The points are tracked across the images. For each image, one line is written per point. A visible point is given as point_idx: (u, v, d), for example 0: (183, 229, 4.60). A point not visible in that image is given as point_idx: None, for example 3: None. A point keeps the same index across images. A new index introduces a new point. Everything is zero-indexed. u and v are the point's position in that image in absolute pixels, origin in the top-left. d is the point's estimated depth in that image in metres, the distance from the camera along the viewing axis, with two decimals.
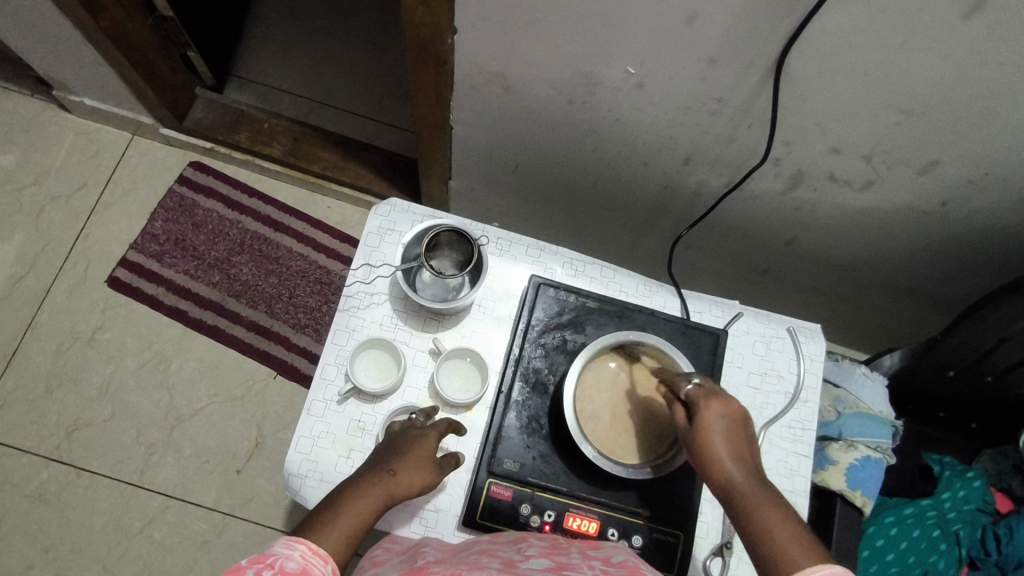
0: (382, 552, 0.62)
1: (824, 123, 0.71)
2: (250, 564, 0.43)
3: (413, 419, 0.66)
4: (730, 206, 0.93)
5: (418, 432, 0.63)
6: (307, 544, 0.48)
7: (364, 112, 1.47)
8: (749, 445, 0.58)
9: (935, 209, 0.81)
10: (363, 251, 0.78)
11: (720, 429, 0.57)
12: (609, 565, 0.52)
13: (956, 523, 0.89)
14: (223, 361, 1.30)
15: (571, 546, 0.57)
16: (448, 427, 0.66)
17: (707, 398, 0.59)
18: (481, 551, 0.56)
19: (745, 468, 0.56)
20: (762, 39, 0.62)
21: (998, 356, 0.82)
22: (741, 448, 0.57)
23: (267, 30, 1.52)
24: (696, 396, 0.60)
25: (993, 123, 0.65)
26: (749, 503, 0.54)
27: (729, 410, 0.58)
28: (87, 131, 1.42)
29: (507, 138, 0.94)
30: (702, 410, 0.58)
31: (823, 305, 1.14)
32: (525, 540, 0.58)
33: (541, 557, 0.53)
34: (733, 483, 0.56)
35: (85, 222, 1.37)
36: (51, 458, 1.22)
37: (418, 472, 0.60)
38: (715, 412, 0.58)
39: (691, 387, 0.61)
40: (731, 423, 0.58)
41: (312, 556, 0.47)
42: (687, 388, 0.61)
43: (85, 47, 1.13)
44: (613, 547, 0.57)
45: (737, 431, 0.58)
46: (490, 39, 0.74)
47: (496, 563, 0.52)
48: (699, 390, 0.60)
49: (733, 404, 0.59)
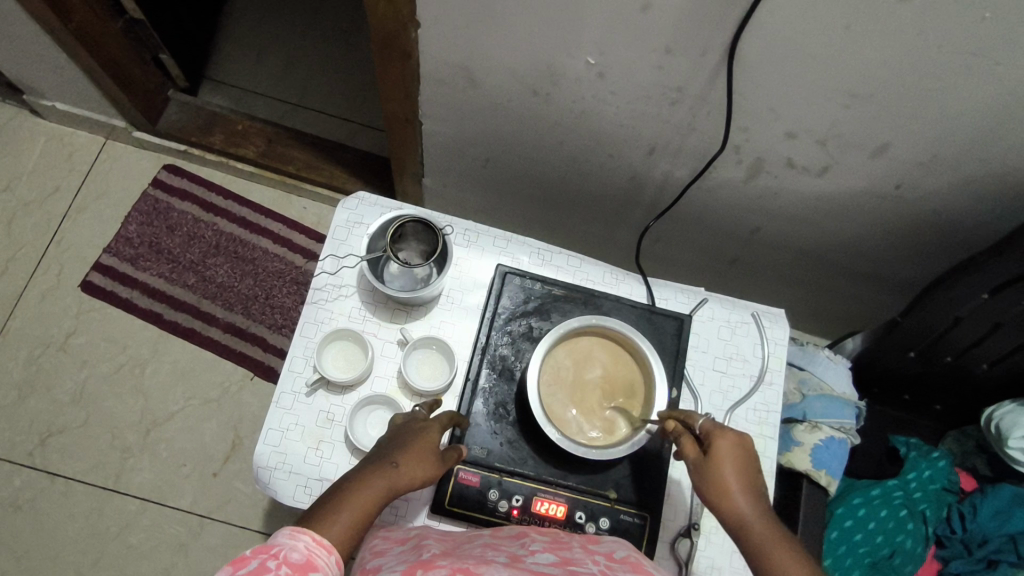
0: (380, 541, 0.60)
1: (778, 108, 0.73)
2: (254, 553, 0.42)
3: (418, 412, 0.65)
4: (695, 195, 0.95)
5: (421, 424, 0.62)
6: (312, 535, 0.47)
7: (339, 113, 1.48)
8: (757, 477, 0.60)
9: (890, 192, 0.83)
10: (330, 244, 0.78)
11: (733, 462, 0.59)
12: (613, 561, 0.52)
13: (922, 502, 0.92)
14: (199, 363, 1.30)
15: (574, 540, 0.57)
16: (451, 421, 0.65)
17: (718, 429, 0.61)
18: (485, 545, 0.56)
19: (755, 502, 0.58)
20: (714, 27, 0.64)
21: (956, 335, 0.85)
22: (751, 485, 0.59)
23: (240, 33, 1.52)
24: (709, 429, 0.61)
25: (937, 106, 0.67)
26: (760, 541, 0.55)
27: (740, 443, 0.60)
28: (57, 135, 1.41)
29: (475, 133, 0.96)
30: (714, 443, 0.60)
31: (792, 294, 1.16)
32: (527, 535, 0.58)
33: (546, 552, 0.53)
34: (743, 514, 0.57)
35: (58, 227, 1.36)
36: (24, 464, 1.20)
37: (422, 464, 0.59)
38: (727, 444, 0.60)
39: (704, 420, 0.62)
40: (741, 456, 0.59)
41: (317, 547, 0.46)
42: (700, 421, 0.62)
43: (53, 49, 1.12)
44: (613, 540, 0.58)
45: (746, 464, 0.59)
46: (452, 32, 0.75)
47: (501, 557, 0.52)
48: (711, 423, 0.62)
49: (745, 436, 0.61)
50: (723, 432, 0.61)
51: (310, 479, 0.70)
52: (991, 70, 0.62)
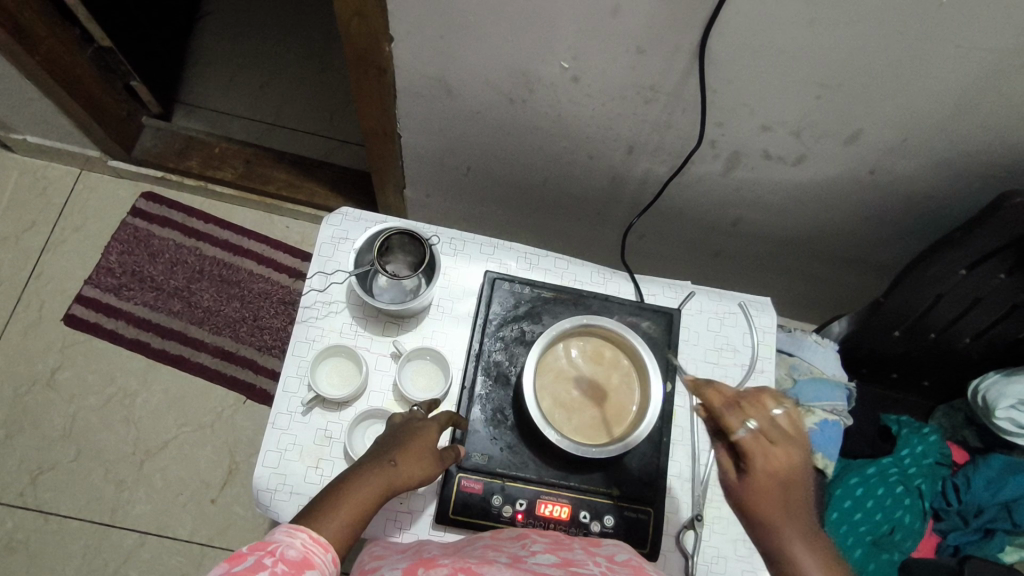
0: (380, 549, 0.61)
1: (751, 102, 0.74)
2: (251, 551, 0.42)
3: (417, 412, 0.65)
4: (675, 191, 0.96)
5: (420, 423, 0.62)
6: (309, 532, 0.47)
7: (315, 130, 1.47)
8: (804, 501, 0.51)
9: (865, 177, 0.85)
10: (317, 261, 0.78)
11: (776, 490, 0.50)
12: (614, 562, 0.53)
13: (918, 478, 0.93)
14: (190, 390, 1.28)
15: (575, 542, 0.58)
16: (450, 421, 0.65)
17: (760, 449, 0.51)
18: (485, 547, 0.56)
19: (804, 532, 0.50)
20: (683, 26, 0.65)
21: (939, 311, 0.87)
22: (795, 514, 0.50)
23: (211, 56, 1.51)
24: (750, 446, 0.51)
25: (904, 91, 0.69)
26: None
27: (789, 464, 0.50)
28: (31, 170, 1.39)
29: (454, 143, 0.96)
30: (755, 467, 0.51)
31: (776, 282, 1.18)
32: (527, 536, 0.59)
33: (546, 553, 0.54)
34: (788, 550, 0.49)
35: (36, 262, 1.34)
36: (16, 505, 1.18)
37: (420, 462, 0.59)
38: (770, 470, 0.50)
39: (745, 433, 0.51)
40: (786, 480, 0.50)
41: (313, 544, 0.46)
42: (740, 433, 0.51)
43: (21, 83, 1.11)
44: (613, 542, 0.58)
45: (793, 487, 0.51)
46: (425, 44, 0.76)
47: (502, 558, 0.52)
48: (754, 439, 0.51)
49: (792, 456, 0.51)
50: (767, 450, 0.51)
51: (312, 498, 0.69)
52: (953, 54, 0.63)
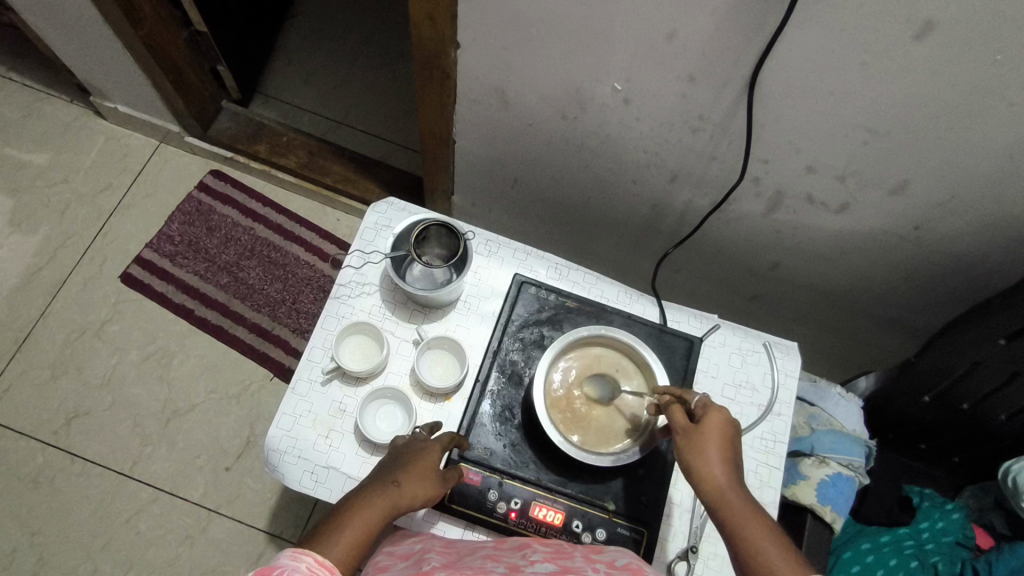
0: (384, 556, 0.61)
1: (797, 142, 0.75)
2: None
3: (418, 434, 0.66)
4: (715, 226, 0.97)
5: (422, 443, 0.63)
6: (313, 556, 0.46)
7: (378, 132, 1.55)
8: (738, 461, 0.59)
9: (909, 233, 0.84)
10: (358, 242, 0.83)
11: (718, 434, 0.58)
12: (613, 568, 0.53)
13: (934, 555, 0.87)
14: (223, 360, 1.34)
15: (576, 551, 0.58)
16: (452, 442, 0.65)
17: (712, 405, 0.60)
18: (485, 556, 0.56)
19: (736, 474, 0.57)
20: (736, 58, 0.67)
21: (973, 382, 0.85)
22: (731, 459, 0.58)
23: (293, 53, 1.61)
24: (703, 406, 0.61)
25: (953, 146, 0.69)
26: (742, 508, 0.54)
27: (731, 423, 0.59)
28: (117, 136, 1.51)
29: (505, 154, 1.00)
30: (705, 416, 0.59)
31: (809, 333, 1.16)
32: (529, 546, 0.58)
33: (546, 562, 0.54)
34: (720, 479, 0.56)
35: (107, 220, 1.43)
36: (48, 443, 1.25)
37: (424, 482, 0.59)
38: (717, 421, 0.59)
39: (700, 398, 0.62)
40: (727, 435, 0.58)
41: (318, 568, 0.45)
42: (696, 399, 0.62)
43: (122, 54, 1.21)
44: (616, 550, 0.58)
45: (731, 443, 0.59)
46: (488, 53, 0.80)
47: (501, 567, 0.53)
48: (708, 400, 0.61)
49: (731, 417, 0.60)
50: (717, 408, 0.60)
51: (317, 466, 0.72)
52: (1006, 113, 0.63)
